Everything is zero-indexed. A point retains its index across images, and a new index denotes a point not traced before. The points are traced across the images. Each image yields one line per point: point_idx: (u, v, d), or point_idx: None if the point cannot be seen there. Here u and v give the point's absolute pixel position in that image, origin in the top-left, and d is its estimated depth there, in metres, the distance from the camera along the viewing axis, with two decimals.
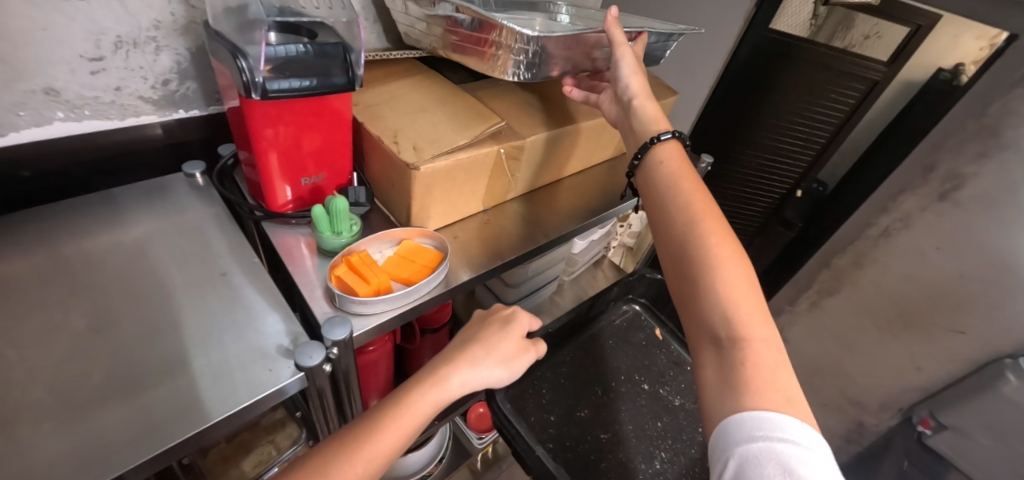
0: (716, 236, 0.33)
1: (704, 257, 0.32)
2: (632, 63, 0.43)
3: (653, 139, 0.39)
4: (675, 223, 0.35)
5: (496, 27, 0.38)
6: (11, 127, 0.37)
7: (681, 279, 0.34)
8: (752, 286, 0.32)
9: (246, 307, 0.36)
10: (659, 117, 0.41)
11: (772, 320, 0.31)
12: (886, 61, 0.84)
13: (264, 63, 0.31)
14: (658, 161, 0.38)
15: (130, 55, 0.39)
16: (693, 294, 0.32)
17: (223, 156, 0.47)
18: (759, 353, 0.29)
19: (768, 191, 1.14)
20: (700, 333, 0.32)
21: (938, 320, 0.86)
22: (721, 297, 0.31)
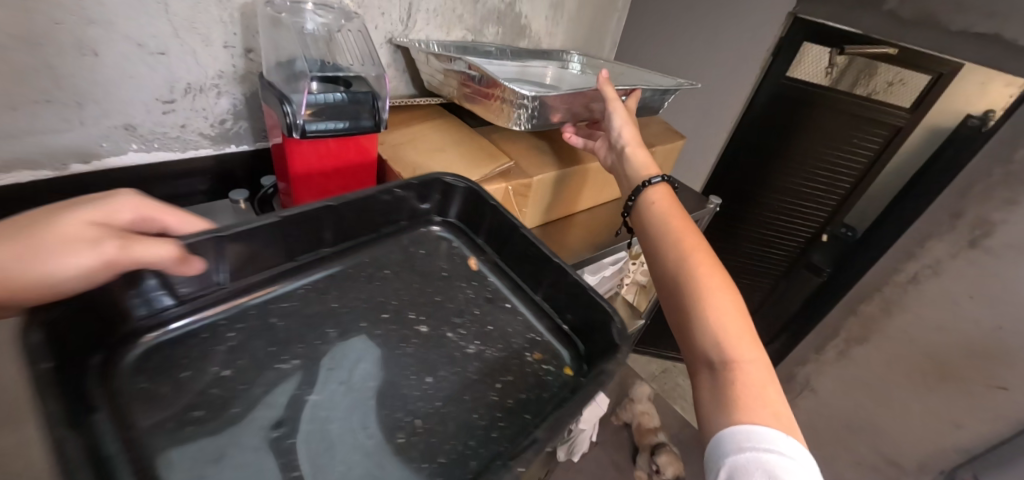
0: (704, 269, 0.37)
1: (694, 288, 0.36)
2: (623, 116, 0.48)
3: (643, 183, 0.44)
4: (669, 259, 0.38)
5: (500, 85, 0.44)
6: (95, 156, 0.43)
7: (675, 308, 0.37)
8: (740, 313, 0.35)
9: None
10: (648, 164, 0.46)
11: (762, 344, 0.33)
12: (908, 108, 0.83)
13: (305, 108, 0.36)
14: (650, 203, 0.43)
15: (196, 99, 0.46)
16: (687, 321, 0.35)
17: (264, 186, 0.52)
18: (749, 373, 0.32)
19: (791, 236, 1.08)
20: (696, 357, 0.34)
21: (977, 374, 0.83)
22: (711, 323, 0.34)
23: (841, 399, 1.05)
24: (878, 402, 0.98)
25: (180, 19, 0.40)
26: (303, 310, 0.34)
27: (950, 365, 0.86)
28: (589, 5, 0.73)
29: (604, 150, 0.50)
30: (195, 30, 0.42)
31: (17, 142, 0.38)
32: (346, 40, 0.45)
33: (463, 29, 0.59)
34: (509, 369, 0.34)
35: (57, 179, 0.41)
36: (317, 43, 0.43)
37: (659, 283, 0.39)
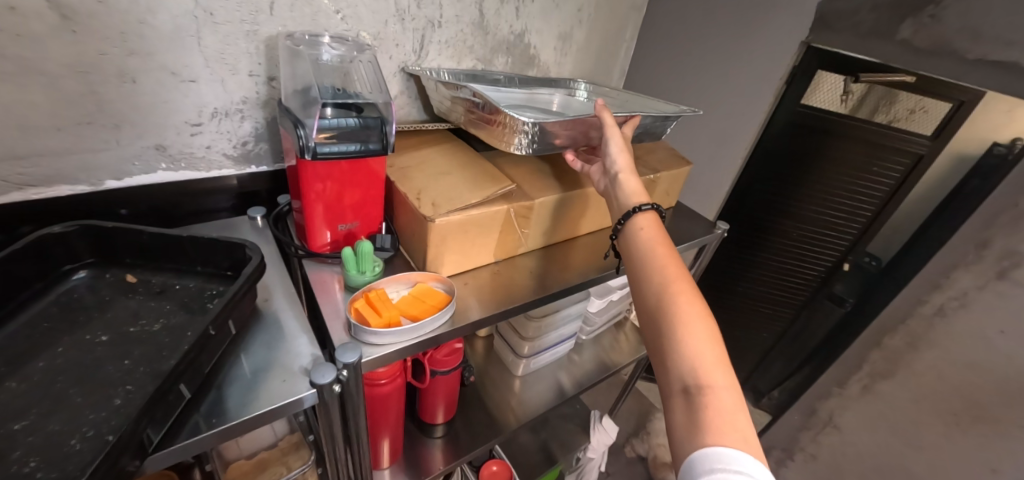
0: (684, 295, 0.38)
1: (672, 314, 0.37)
2: (620, 144, 0.49)
3: (633, 209, 0.45)
4: (651, 285, 0.39)
5: (501, 112, 0.46)
6: (127, 174, 0.46)
7: (655, 332, 0.38)
8: (716, 340, 0.35)
9: (281, 328, 0.42)
10: (640, 193, 0.46)
11: (735, 372, 0.34)
12: (929, 136, 0.85)
13: (317, 131, 0.39)
14: (637, 229, 0.44)
15: (222, 122, 0.49)
16: (666, 345, 0.36)
17: (280, 204, 0.55)
18: (721, 398, 0.32)
19: (813, 264, 1.11)
20: (672, 382, 0.35)
21: (1013, 415, 0.78)
22: (687, 349, 0.35)
23: (866, 438, 1.00)
24: (905, 443, 0.94)
25: (211, 51, 0.44)
26: (238, 305, 0.38)
27: (980, 404, 0.81)
28: (596, 36, 0.76)
29: (600, 176, 0.51)
30: (224, 60, 0.45)
31: (59, 160, 0.42)
32: (360, 69, 0.47)
33: (473, 59, 0.63)
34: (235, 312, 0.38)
35: (92, 194, 0.45)
36: (333, 72, 0.46)
37: (642, 306, 0.40)
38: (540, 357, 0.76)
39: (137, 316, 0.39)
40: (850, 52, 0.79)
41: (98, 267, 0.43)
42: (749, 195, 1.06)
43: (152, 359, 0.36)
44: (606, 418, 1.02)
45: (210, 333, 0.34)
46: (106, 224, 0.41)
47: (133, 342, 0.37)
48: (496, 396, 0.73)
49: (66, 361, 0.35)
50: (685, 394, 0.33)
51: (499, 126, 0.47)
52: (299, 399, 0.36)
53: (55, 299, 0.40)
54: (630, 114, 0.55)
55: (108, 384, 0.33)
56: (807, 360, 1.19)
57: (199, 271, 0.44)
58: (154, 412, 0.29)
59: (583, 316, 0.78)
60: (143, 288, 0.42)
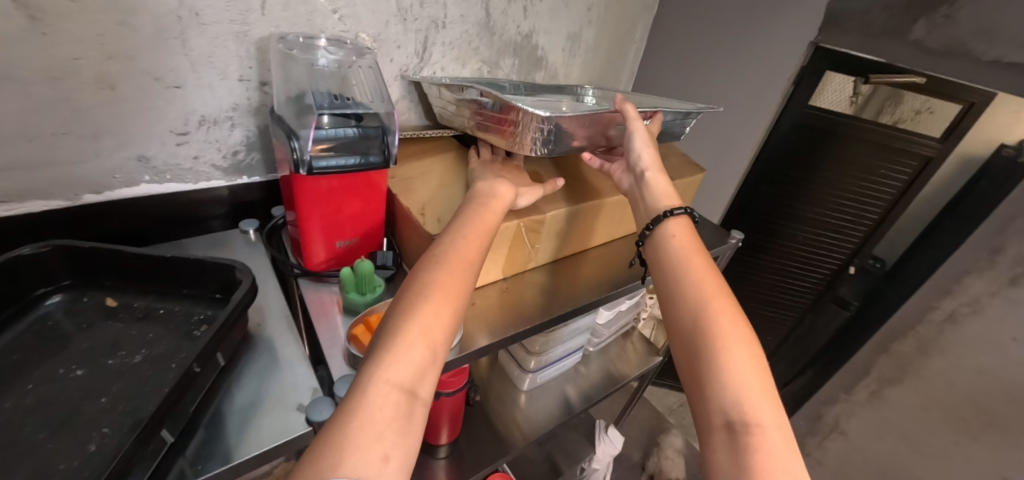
0: (725, 316, 0.35)
1: (716, 334, 0.34)
2: (644, 137, 0.47)
3: (664, 213, 0.42)
4: (689, 298, 0.36)
5: (514, 108, 0.42)
6: (107, 187, 0.43)
7: (690, 354, 0.34)
8: (760, 369, 0.32)
9: (276, 356, 0.39)
10: (670, 192, 0.45)
11: (782, 407, 0.31)
12: (939, 137, 0.80)
13: (313, 143, 0.36)
14: (669, 234, 0.41)
15: (210, 131, 0.46)
16: (704, 370, 0.33)
17: (275, 216, 0.52)
18: (770, 438, 0.29)
19: (818, 268, 1.05)
20: (710, 415, 0.31)
21: None
22: (731, 377, 0.31)
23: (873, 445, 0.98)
24: (911, 451, 0.91)
25: (197, 55, 0.41)
26: (229, 336, 0.35)
27: (989, 413, 0.79)
28: (606, 35, 0.73)
29: (623, 175, 0.49)
30: (213, 64, 0.42)
31: (31, 174, 0.39)
32: (360, 74, 0.44)
33: (478, 61, 0.59)
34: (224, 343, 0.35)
35: (69, 209, 0.42)
36: (330, 77, 0.43)
37: (675, 324, 0.36)
38: (546, 371, 0.73)
39: (117, 346, 0.36)
40: (861, 53, 0.77)
41: (76, 290, 0.40)
42: (752, 200, 1.01)
43: (133, 394, 0.32)
44: (611, 427, 0.99)
45: (195, 370, 0.31)
46: (84, 244, 0.38)
47: (112, 375, 0.34)
48: (500, 412, 0.70)
49: (37, 397, 0.31)
50: (728, 430, 0.30)
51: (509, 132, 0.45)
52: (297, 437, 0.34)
53: (29, 327, 0.37)
54: (652, 111, 0.53)
55: (82, 425, 0.30)
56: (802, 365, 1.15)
57: (185, 294, 0.40)
58: (133, 463, 0.26)
59: (592, 328, 0.75)
60: (125, 313, 0.39)
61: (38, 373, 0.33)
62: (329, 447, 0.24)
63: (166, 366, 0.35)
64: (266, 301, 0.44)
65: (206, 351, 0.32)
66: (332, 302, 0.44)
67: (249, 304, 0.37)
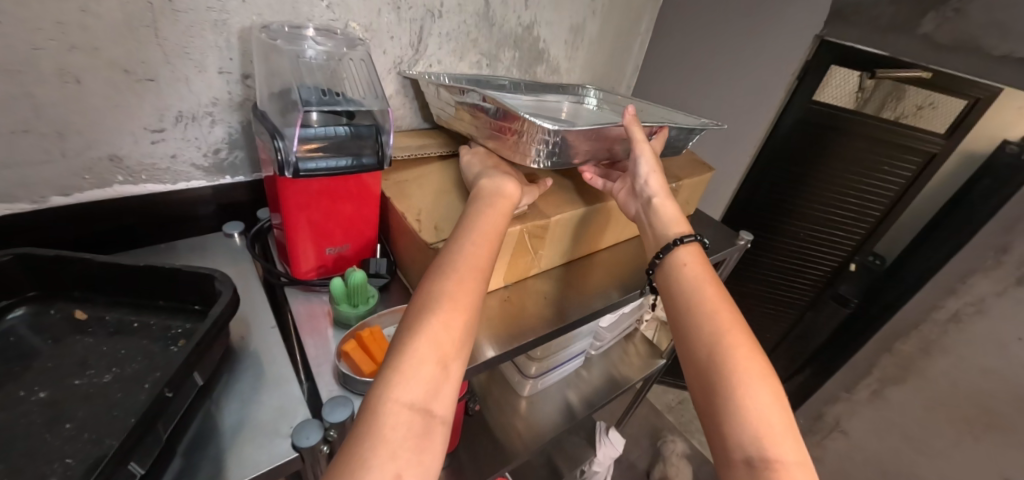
0: (742, 345, 0.33)
1: (732, 361, 0.32)
2: (651, 163, 0.44)
3: (674, 241, 0.41)
4: (702, 325, 0.34)
5: (519, 118, 0.39)
6: (76, 189, 0.40)
7: (706, 382, 0.32)
8: (782, 403, 0.30)
9: (262, 373, 0.37)
10: (680, 221, 0.42)
11: (802, 443, 0.29)
12: (943, 133, 0.77)
13: (299, 143, 0.33)
14: (679, 262, 0.39)
15: (188, 128, 0.42)
16: (722, 401, 0.30)
17: (261, 219, 0.49)
18: (793, 478, 0.27)
19: (818, 265, 1.01)
20: (728, 452, 0.29)
21: None
22: (751, 410, 0.29)
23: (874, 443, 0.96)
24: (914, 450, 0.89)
25: (171, 46, 0.37)
26: (208, 354, 0.32)
27: (993, 413, 0.77)
28: (610, 27, 0.69)
29: (628, 199, 0.47)
30: (188, 56, 0.39)
31: None
32: (350, 67, 0.41)
33: (477, 54, 0.56)
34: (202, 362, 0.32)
35: (33, 213, 0.38)
36: (318, 71, 0.40)
37: (688, 351, 0.34)
38: (547, 377, 0.71)
39: (84, 364, 0.33)
40: (867, 47, 0.74)
41: (42, 302, 0.37)
42: (754, 198, 0.98)
43: (101, 419, 0.30)
44: (612, 430, 0.98)
45: (167, 395, 0.28)
46: (47, 253, 0.35)
47: (79, 398, 0.31)
48: (499, 419, 0.68)
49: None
50: (749, 467, 0.28)
51: (511, 136, 0.42)
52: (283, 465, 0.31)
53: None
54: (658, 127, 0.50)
55: (41, 456, 0.27)
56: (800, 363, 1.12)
57: (161, 306, 0.37)
58: None
59: (594, 332, 0.72)
60: (96, 327, 0.36)
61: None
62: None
63: (139, 388, 0.32)
64: (253, 312, 0.41)
65: (181, 372, 0.29)
66: (322, 312, 0.41)
67: (231, 317, 0.34)
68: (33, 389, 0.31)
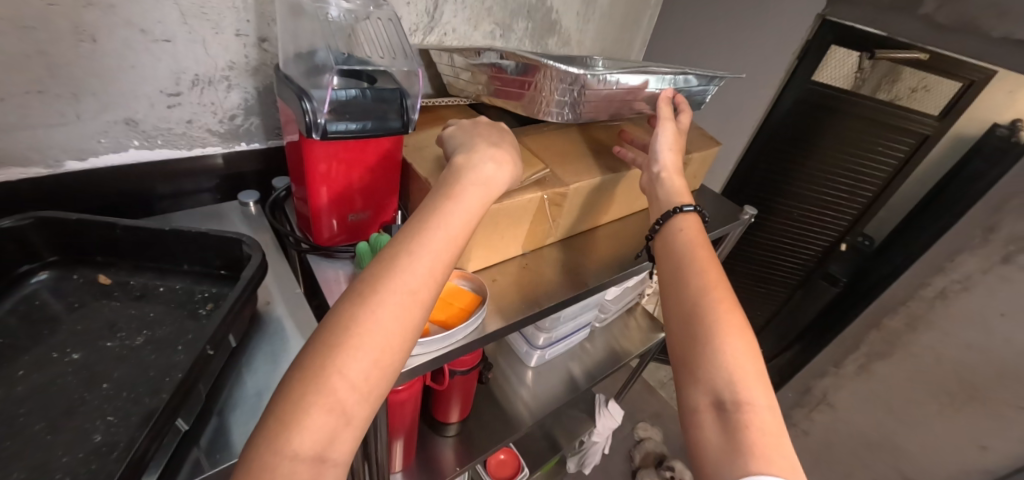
0: (724, 301, 0.33)
1: (712, 318, 0.32)
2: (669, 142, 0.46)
3: (674, 209, 0.41)
4: (687, 285, 0.35)
5: (542, 69, 0.41)
6: (91, 153, 0.39)
7: (686, 333, 0.33)
8: (754, 356, 0.31)
9: (287, 337, 0.37)
10: (684, 193, 0.43)
11: (772, 391, 0.30)
12: (936, 115, 0.76)
13: (327, 106, 0.33)
14: (677, 229, 0.40)
15: (204, 92, 0.42)
16: (698, 350, 0.31)
17: (277, 188, 0.48)
18: (761, 417, 0.28)
19: (810, 244, 1.02)
20: (698, 395, 0.30)
21: (1004, 395, 0.77)
22: (724, 358, 0.30)
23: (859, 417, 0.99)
24: (895, 420, 0.93)
25: (189, 4, 0.37)
26: (241, 317, 0.32)
27: (973, 383, 0.80)
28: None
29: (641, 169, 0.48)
30: (204, 16, 0.38)
31: (6, 138, 0.35)
32: (372, 28, 0.40)
33: (492, 23, 0.55)
34: (238, 323, 0.32)
35: (49, 177, 0.38)
36: (339, 33, 0.39)
37: (672, 306, 0.35)
38: (554, 347, 0.72)
39: (114, 327, 0.33)
40: (867, 26, 0.75)
41: (63, 267, 0.37)
42: (755, 176, 1.00)
43: (137, 379, 0.30)
44: (611, 402, 0.99)
45: (208, 354, 0.28)
46: (70, 217, 0.34)
47: (111, 361, 0.31)
48: (505, 388, 0.70)
49: (28, 384, 0.29)
50: (718, 409, 0.29)
51: (530, 96, 0.43)
52: None
53: (15, 305, 0.33)
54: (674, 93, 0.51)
55: (80, 414, 0.27)
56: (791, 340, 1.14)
57: (186, 271, 0.38)
58: (150, 454, 0.24)
59: (600, 304, 0.74)
60: (121, 291, 0.36)
61: (26, 356, 0.30)
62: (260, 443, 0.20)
63: (172, 350, 0.32)
64: (278, 277, 0.42)
65: (214, 333, 0.29)
66: (347, 278, 0.42)
67: (261, 280, 0.34)
68: (66, 350, 0.31)
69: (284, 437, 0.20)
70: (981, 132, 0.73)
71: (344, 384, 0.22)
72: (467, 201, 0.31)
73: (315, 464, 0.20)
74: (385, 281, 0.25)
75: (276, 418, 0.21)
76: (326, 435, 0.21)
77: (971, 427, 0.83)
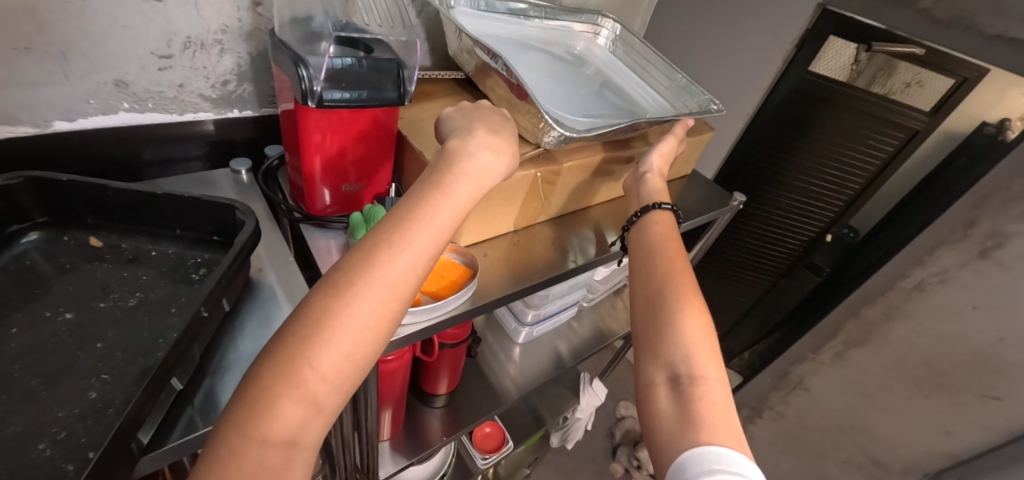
0: (688, 285, 0.35)
1: (677, 301, 0.33)
2: (664, 151, 0.50)
3: (652, 204, 0.43)
4: (655, 272, 0.36)
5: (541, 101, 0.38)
6: (80, 113, 0.39)
7: (650, 314, 0.34)
8: (711, 335, 0.32)
9: (278, 302, 0.37)
10: (663, 192, 0.46)
11: (725, 369, 0.31)
12: (928, 111, 0.77)
13: (323, 73, 0.33)
14: (652, 223, 0.42)
15: (196, 56, 0.41)
16: (660, 329, 0.32)
17: (269, 156, 0.48)
18: (713, 391, 0.30)
19: (797, 234, 1.04)
20: (655, 370, 0.31)
21: (971, 383, 0.81)
22: (683, 336, 0.31)
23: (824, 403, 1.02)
24: (866, 405, 0.97)
25: None
26: (235, 281, 0.33)
27: (943, 373, 0.83)
28: None
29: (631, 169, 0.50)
30: None
31: None
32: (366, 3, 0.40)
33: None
34: (232, 288, 0.32)
35: (37, 137, 0.37)
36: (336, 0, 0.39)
37: (639, 288, 0.36)
38: (542, 325, 0.74)
39: (107, 288, 0.34)
40: (867, 19, 0.75)
41: (53, 228, 0.37)
42: (746, 163, 1.01)
43: (131, 340, 0.30)
44: (596, 380, 1.01)
45: (203, 316, 0.29)
46: (61, 177, 0.34)
47: (104, 322, 0.31)
48: (492, 363, 0.71)
49: (22, 342, 0.29)
50: (672, 383, 0.30)
51: (527, 113, 0.41)
52: None
53: (6, 264, 0.33)
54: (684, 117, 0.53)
55: (75, 372, 0.28)
56: (772, 326, 1.18)
57: (179, 236, 0.38)
58: (145, 411, 0.25)
59: (588, 285, 0.75)
60: (113, 255, 0.36)
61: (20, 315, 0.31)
62: (226, 427, 0.21)
63: (164, 313, 0.33)
64: (271, 244, 0.42)
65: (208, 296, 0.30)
66: (340, 248, 0.42)
67: (254, 247, 0.34)
68: (61, 309, 0.31)
69: (247, 423, 0.21)
70: (970, 129, 0.75)
71: (314, 376, 0.22)
72: (457, 197, 0.29)
73: (285, 449, 0.21)
74: (364, 272, 0.25)
75: (246, 405, 0.21)
76: (296, 425, 0.22)
77: (936, 413, 0.87)
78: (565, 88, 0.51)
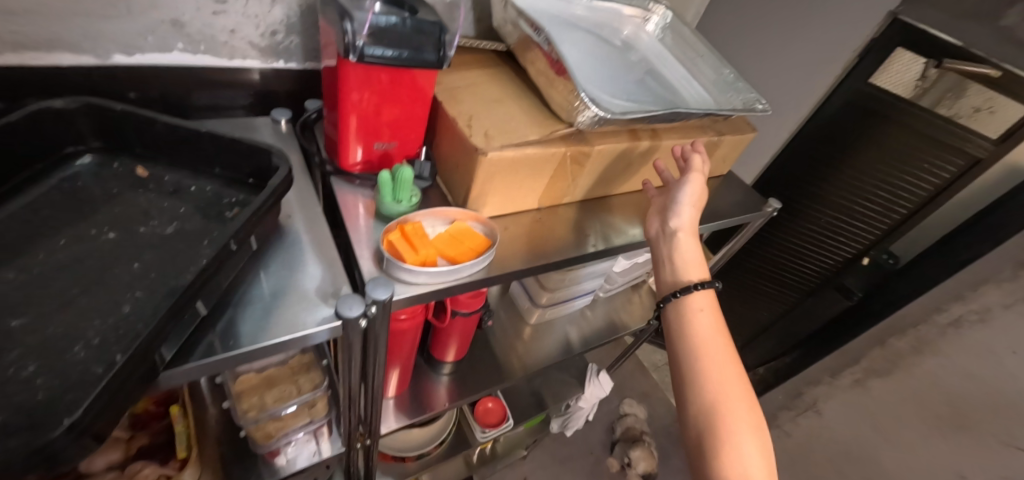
0: (735, 407, 0.35)
1: (724, 434, 0.34)
2: (693, 199, 0.46)
3: (692, 285, 0.40)
4: (699, 391, 0.36)
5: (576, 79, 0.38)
6: (138, 49, 0.41)
7: (701, 438, 0.35)
8: (766, 458, 0.34)
9: (300, 250, 0.39)
10: (700, 265, 0.42)
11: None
12: (994, 140, 0.70)
13: (367, 29, 0.33)
14: (691, 315, 0.40)
15: (249, 3, 0.42)
16: (713, 456, 0.34)
17: (308, 109, 0.49)
18: None
19: (832, 254, 0.99)
20: None
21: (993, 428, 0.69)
22: (733, 468, 0.33)
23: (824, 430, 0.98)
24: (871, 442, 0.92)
25: None
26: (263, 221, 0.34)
27: (965, 414, 0.73)
28: None
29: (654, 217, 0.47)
30: None
31: (59, 22, 0.36)
32: None
33: None
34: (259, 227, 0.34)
35: (96, 66, 0.39)
36: None
37: (688, 404, 0.37)
38: (556, 308, 0.74)
39: (148, 214, 0.36)
40: (942, 32, 0.70)
41: (110, 154, 0.39)
42: (788, 173, 0.98)
43: (163, 264, 0.32)
44: (603, 373, 1.01)
45: (231, 248, 0.30)
46: (117, 106, 0.36)
47: (141, 245, 0.33)
48: (501, 338, 0.72)
49: (68, 256, 0.31)
50: None
51: (563, 90, 0.40)
52: (308, 335, 0.33)
53: (60, 184, 0.36)
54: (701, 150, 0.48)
55: (112, 286, 0.30)
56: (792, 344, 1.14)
57: (217, 175, 0.40)
58: (164, 330, 0.26)
59: (606, 275, 0.75)
60: (157, 184, 0.38)
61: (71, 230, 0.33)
62: None
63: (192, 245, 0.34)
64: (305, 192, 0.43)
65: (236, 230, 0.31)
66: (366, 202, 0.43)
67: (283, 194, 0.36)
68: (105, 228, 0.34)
69: None
70: None
71: None
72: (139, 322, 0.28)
73: None
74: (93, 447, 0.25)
75: None
76: None
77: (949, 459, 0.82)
78: (605, 71, 0.50)
